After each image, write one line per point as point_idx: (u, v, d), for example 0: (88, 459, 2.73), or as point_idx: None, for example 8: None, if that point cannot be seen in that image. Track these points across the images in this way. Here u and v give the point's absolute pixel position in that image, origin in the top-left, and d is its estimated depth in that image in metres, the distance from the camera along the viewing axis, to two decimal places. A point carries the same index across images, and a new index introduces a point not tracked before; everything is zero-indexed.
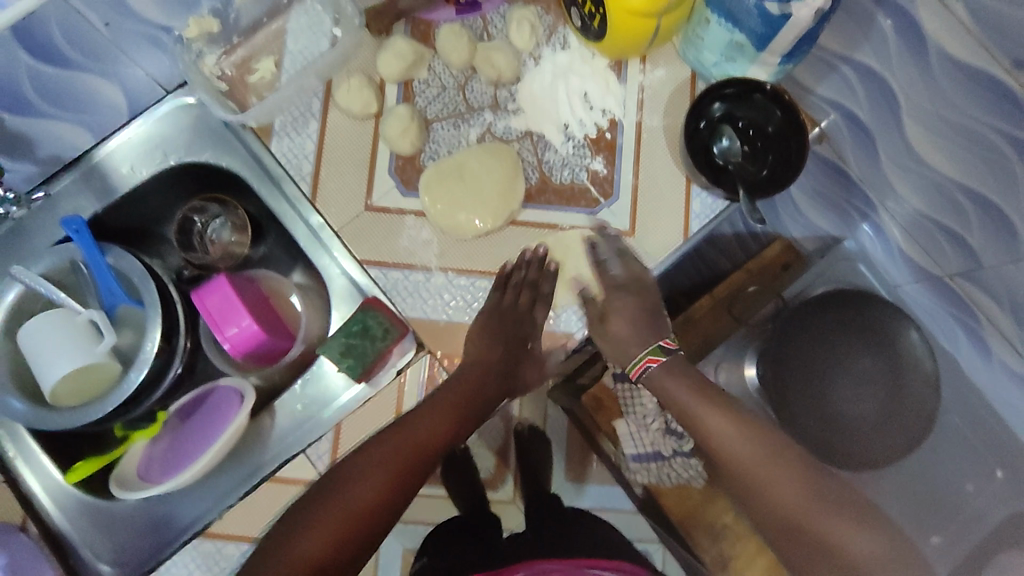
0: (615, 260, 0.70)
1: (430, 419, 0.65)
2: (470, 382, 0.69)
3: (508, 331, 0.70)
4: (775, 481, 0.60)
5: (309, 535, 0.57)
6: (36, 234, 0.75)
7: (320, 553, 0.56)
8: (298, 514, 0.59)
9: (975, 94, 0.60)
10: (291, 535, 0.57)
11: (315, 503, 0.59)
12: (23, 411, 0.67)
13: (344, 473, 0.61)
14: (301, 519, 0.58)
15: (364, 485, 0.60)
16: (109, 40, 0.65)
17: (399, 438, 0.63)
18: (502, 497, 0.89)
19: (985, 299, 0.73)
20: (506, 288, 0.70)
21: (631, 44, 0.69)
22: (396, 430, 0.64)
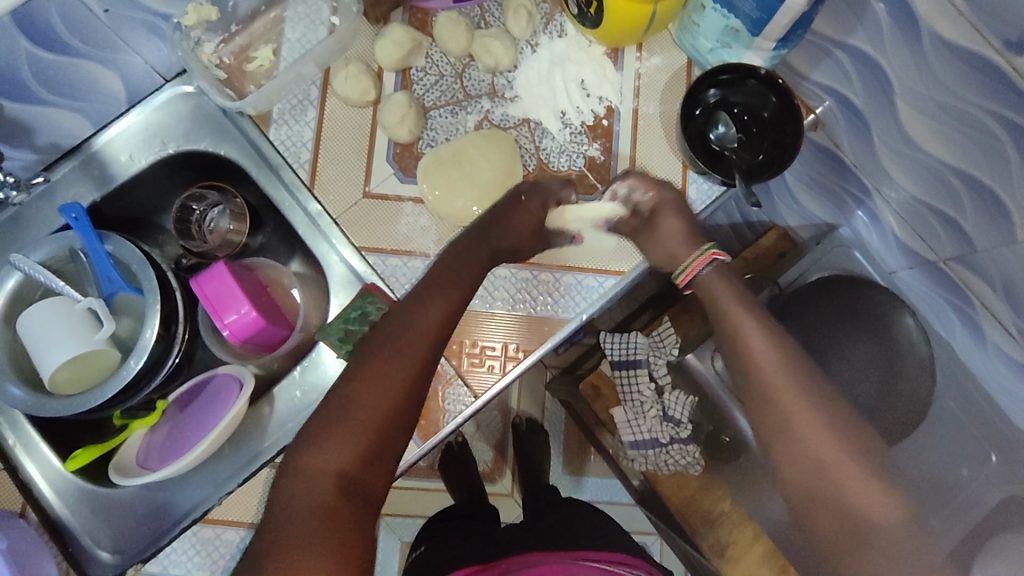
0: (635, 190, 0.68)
1: (427, 312, 0.60)
2: (461, 265, 0.64)
3: (511, 213, 0.66)
4: (835, 457, 0.58)
5: (324, 448, 0.54)
6: (35, 223, 0.75)
7: (346, 465, 0.54)
8: (313, 430, 0.56)
9: (968, 75, 0.60)
10: (308, 453, 0.55)
11: (329, 416, 0.56)
12: (22, 398, 0.67)
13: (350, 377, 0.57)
14: (318, 435, 0.55)
15: (379, 389, 0.56)
16: (106, 26, 0.66)
17: (401, 335, 0.59)
18: (502, 489, 1.05)
19: (978, 283, 0.74)
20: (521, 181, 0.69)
21: (627, 30, 0.69)
22: (397, 324, 0.59)
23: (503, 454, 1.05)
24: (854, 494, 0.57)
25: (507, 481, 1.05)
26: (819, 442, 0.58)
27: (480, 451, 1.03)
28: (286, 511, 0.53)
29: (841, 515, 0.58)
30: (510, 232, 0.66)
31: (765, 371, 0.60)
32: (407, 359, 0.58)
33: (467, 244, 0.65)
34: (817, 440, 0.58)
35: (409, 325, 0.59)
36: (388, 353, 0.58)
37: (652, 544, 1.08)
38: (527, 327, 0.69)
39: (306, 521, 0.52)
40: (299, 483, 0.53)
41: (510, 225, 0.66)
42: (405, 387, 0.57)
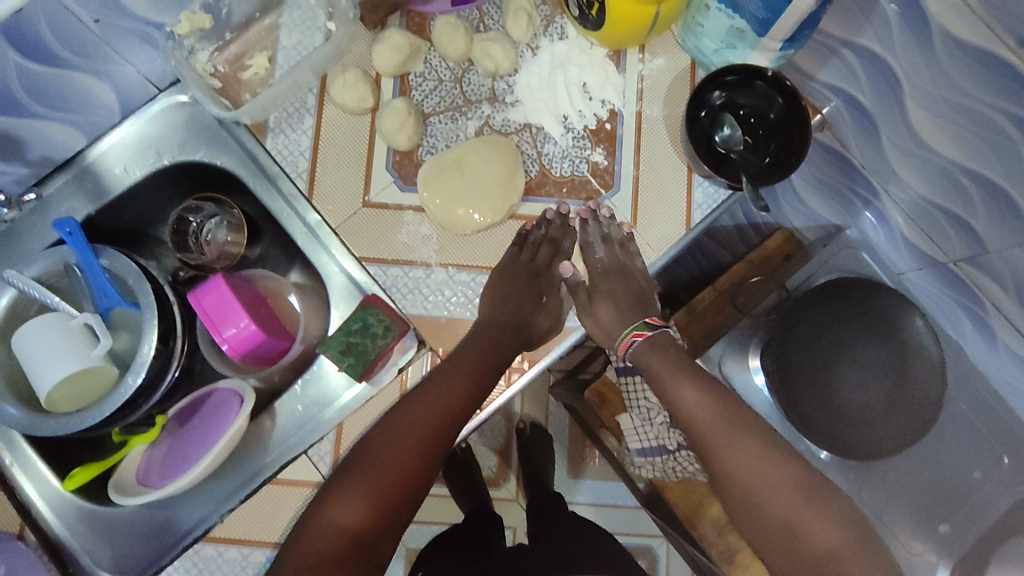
0: (605, 240, 0.70)
1: (451, 380, 0.64)
2: (468, 363, 0.65)
3: (521, 279, 0.71)
4: (765, 483, 0.58)
5: (338, 506, 0.58)
6: (30, 237, 0.73)
7: (360, 518, 0.58)
8: (330, 487, 0.60)
9: (980, 75, 0.59)
10: (327, 508, 0.58)
11: (347, 476, 0.60)
12: (18, 417, 0.66)
13: (373, 440, 0.61)
14: (334, 493, 0.59)
15: (390, 457, 0.60)
16: (98, 36, 0.64)
17: (416, 411, 0.62)
18: (505, 494, 1.00)
19: (989, 283, 0.72)
20: (524, 247, 0.71)
21: (630, 32, 0.68)
22: (415, 405, 0.63)
23: (508, 459, 0.97)
24: (789, 519, 0.56)
25: (512, 486, 1.00)
26: (750, 478, 0.58)
27: (485, 457, 0.94)
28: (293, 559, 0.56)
29: (798, 554, 0.56)
30: (519, 300, 0.70)
31: (689, 415, 0.62)
32: (411, 438, 0.61)
33: (491, 327, 0.67)
34: (747, 475, 0.58)
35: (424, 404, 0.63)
36: (407, 417, 0.62)
37: (657, 547, 1.06)
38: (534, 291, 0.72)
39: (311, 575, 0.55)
40: (311, 535, 0.57)
41: (522, 297, 0.70)
42: (419, 453, 0.61)
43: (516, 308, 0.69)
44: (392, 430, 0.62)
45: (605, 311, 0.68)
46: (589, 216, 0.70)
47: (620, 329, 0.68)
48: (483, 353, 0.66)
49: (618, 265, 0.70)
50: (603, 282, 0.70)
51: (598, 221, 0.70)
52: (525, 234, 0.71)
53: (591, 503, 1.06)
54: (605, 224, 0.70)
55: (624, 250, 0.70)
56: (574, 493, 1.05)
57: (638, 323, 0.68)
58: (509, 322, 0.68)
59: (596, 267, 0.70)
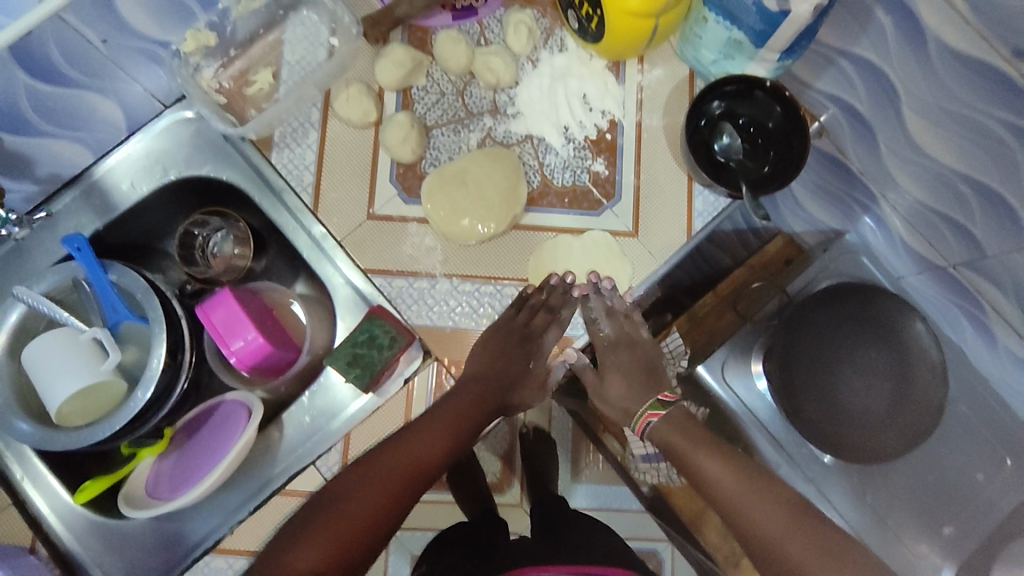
0: (611, 315, 0.71)
1: (428, 436, 0.62)
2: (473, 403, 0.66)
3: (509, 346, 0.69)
4: (788, 534, 0.55)
5: (302, 547, 0.52)
6: (39, 254, 0.74)
7: (322, 558, 0.52)
8: (293, 530, 0.54)
9: (976, 84, 0.59)
10: (282, 552, 0.52)
11: (311, 519, 0.55)
12: (29, 432, 0.66)
13: (341, 485, 0.57)
14: (296, 536, 0.53)
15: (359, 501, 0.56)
16: (105, 56, 0.64)
17: (404, 451, 0.61)
18: (509, 500, 0.94)
19: (988, 287, 0.73)
20: (523, 313, 0.69)
21: (629, 44, 0.69)
22: (389, 446, 0.61)
23: (512, 462, 0.93)
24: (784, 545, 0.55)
25: (516, 492, 0.93)
26: (773, 532, 0.56)
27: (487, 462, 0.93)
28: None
29: None
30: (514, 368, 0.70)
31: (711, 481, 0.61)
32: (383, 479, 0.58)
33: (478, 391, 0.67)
34: (769, 528, 0.56)
35: (404, 448, 0.61)
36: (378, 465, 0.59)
37: (662, 550, 0.97)
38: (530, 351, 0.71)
39: None
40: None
41: (512, 359, 0.69)
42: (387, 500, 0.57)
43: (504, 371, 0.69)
44: (361, 478, 0.58)
45: (614, 384, 0.72)
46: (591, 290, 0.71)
47: (638, 406, 0.69)
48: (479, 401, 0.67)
49: (626, 337, 0.72)
50: (611, 356, 0.72)
51: (599, 294, 0.70)
52: (525, 296, 0.70)
53: (595, 507, 0.96)
54: (606, 294, 0.70)
55: (629, 322, 0.72)
56: (574, 497, 0.96)
57: (652, 402, 0.69)
58: (493, 382, 0.68)
59: (603, 341, 0.71)
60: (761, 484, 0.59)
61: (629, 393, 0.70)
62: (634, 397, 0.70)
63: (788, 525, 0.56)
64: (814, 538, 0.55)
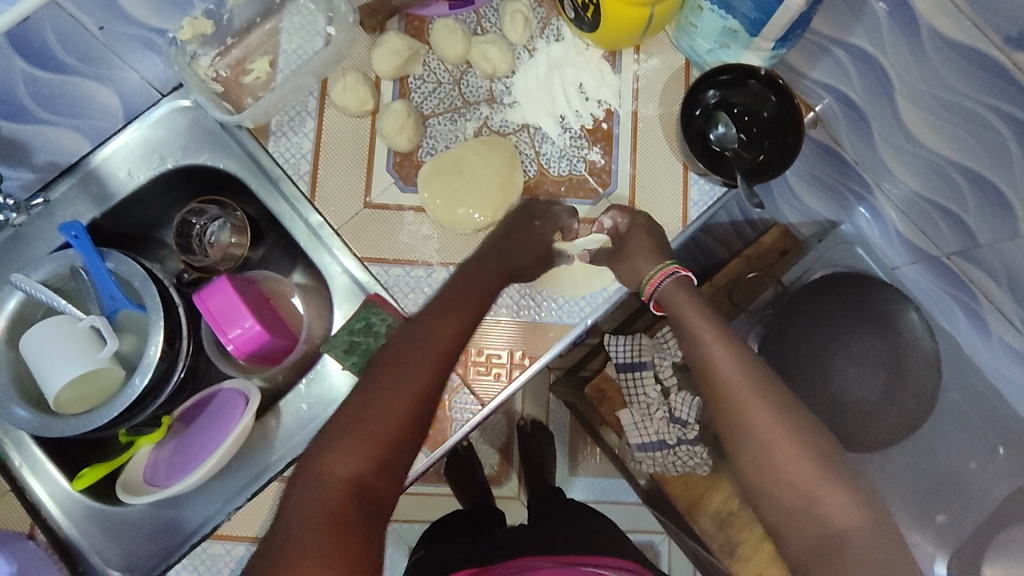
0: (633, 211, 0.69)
1: (455, 316, 0.58)
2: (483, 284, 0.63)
3: (517, 217, 0.68)
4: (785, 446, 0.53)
5: (340, 452, 0.51)
6: (36, 242, 0.74)
7: (362, 466, 0.51)
8: (324, 434, 0.53)
9: (968, 71, 0.60)
10: (323, 455, 0.52)
11: (341, 422, 0.53)
12: (27, 418, 0.67)
13: (371, 379, 0.54)
14: (329, 439, 0.52)
15: (396, 395, 0.53)
16: (102, 43, 0.65)
17: (420, 347, 0.55)
18: (508, 492, 1.04)
19: (981, 276, 0.73)
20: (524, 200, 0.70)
21: (624, 34, 0.69)
22: (417, 334, 0.56)
23: (509, 457, 1.04)
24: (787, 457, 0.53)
25: (513, 483, 1.04)
26: (772, 440, 0.54)
27: (486, 455, 1.02)
28: (295, 535, 0.48)
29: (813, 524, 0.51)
30: (523, 245, 0.66)
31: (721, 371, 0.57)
32: (420, 369, 0.54)
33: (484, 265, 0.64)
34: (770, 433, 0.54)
35: (433, 328, 0.57)
36: (407, 355, 0.55)
37: (659, 543, 1.08)
38: (526, 333, 0.69)
39: (316, 527, 0.48)
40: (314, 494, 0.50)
41: (518, 233, 0.67)
42: (433, 384, 0.55)
43: (514, 243, 0.66)
44: (394, 367, 0.54)
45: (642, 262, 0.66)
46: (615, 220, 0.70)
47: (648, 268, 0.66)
48: (490, 277, 0.64)
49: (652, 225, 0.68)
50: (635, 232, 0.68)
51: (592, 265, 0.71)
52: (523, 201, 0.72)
53: (591, 499, 1.07)
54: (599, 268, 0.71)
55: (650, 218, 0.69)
56: (571, 488, 1.05)
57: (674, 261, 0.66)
58: (499, 256, 0.65)
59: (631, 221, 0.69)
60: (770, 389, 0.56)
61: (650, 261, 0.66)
62: (650, 259, 0.66)
63: (816, 475, 0.52)
64: (844, 487, 0.52)
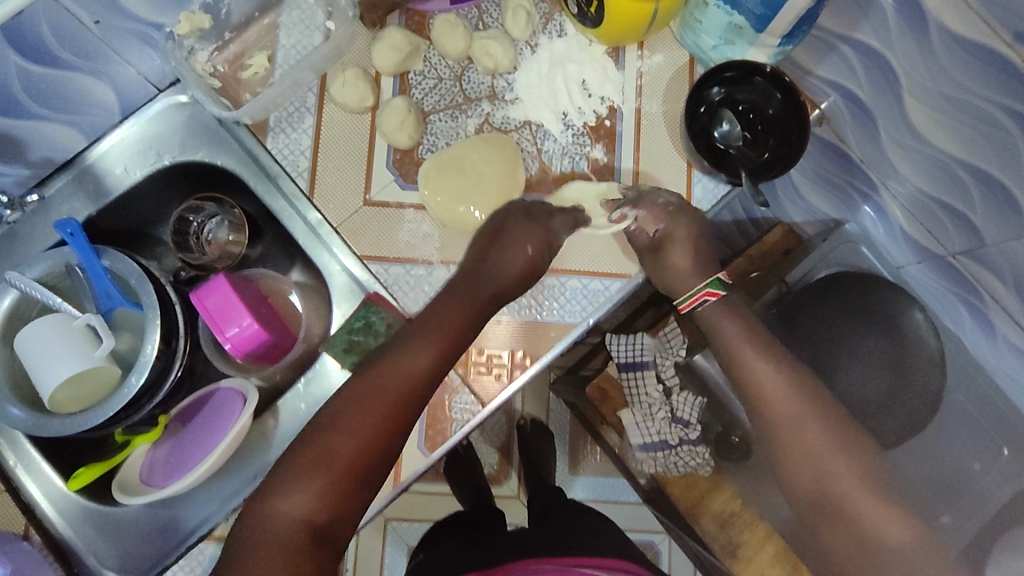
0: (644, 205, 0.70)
1: (415, 351, 0.59)
2: (457, 309, 0.61)
3: (504, 231, 0.65)
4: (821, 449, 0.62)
5: (291, 490, 0.53)
6: (31, 239, 0.73)
7: (312, 504, 0.53)
8: (280, 470, 0.55)
9: (977, 69, 0.59)
10: (275, 492, 0.54)
11: (295, 459, 0.55)
12: (21, 418, 0.66)
13: (325, 417, 0.56)
14: (283, 476, 0.54)
15: (347, 434, 0.55)
16: (97, 37, 0.64)
17: (380, 380, 0.57)
18: (508, 492, 1.01)
19: (987, 276, 0.73)
20: (526, 204, 0.67)
21: (629, 29, 0.68)
22: (372, 372, 0.58)
23: (509, 456, 1.01)
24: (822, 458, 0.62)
25: (513, 483, 1.01)
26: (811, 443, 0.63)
27: (486, 454, 0.99)
28: (250, 564, 0.51)
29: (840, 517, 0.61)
30: (505, 265, 0.63)
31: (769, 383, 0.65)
32: (372, 408, 0.56)
33: (462, 292, 0.62)
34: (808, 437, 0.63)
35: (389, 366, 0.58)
36: (359, 395, 0.56)
37: (659, 543, 1.07)
38: (525, 333, 0.68)
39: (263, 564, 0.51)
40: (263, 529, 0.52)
41: (501, 250, 0.64)
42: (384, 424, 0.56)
43: (498, 263, 0.63)
44: (346, 406, 0.56)
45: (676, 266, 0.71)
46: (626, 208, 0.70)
47: (694, 284, 0.71)
48: (464, 301, 0.62)
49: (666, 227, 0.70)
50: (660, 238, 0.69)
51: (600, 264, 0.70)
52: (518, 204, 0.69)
53: (592, 498, 1.05)
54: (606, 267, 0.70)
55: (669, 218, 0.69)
56: (573, 488, 1.03)
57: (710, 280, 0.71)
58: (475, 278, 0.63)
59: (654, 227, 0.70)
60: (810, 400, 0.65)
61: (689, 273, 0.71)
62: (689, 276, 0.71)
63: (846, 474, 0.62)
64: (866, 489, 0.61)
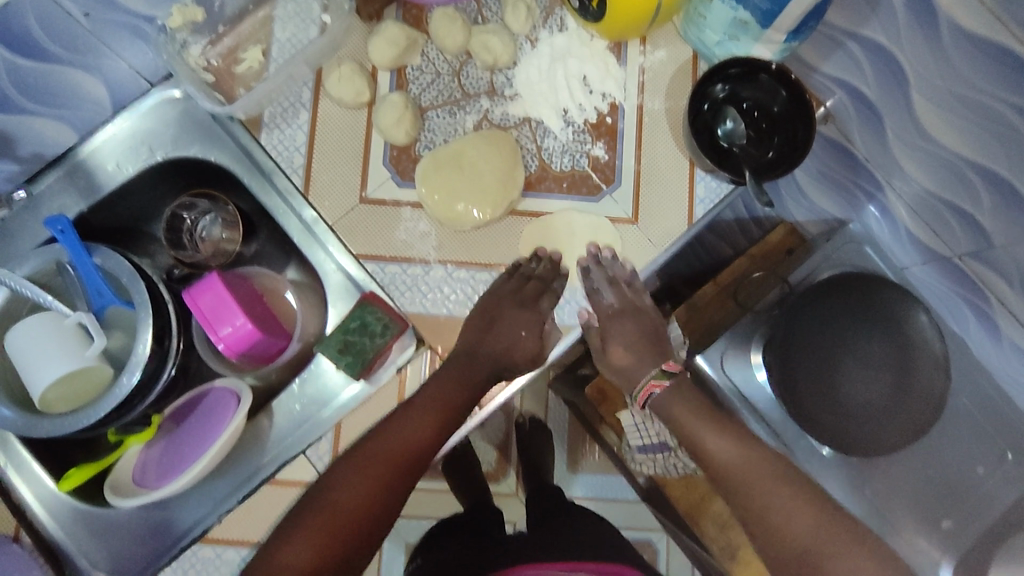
0: (611, 283, 0.69)
1: (414, 422, 0.63)
2: (455, 377, 0.65)
3: (498, 307, 0.67)
4: (778, 501, 0.59)
5: (294, 545, 0.55)
6: (21, 236, 0.72)
7: (312, 559, 0.54)
8: (281, 529, 0.57)
9: (988, 67, 0.57)
10: (277, 546, 0.56)
11: (300, 518, 0.57)
12: (11, 418, 0.65)
13: (327, 480, 0.59)
14: (285, 534, 0.56)
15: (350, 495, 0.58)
16: (87, 30, 0.62)
17: (381, 448, 0.61)
18: (505, 489, 0.97)
19: (993, 278, 0.71)
20: (514, 280, 0.68)
21: (631, 25, 0.67)
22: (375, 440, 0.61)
23: (507, 453, 0.97)
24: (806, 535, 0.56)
25: (512, 480, 0.98)
26: (767, 503, 0.59)
27: (485, 451, 0.95)
28: None
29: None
30: (508, 338, 0.67)
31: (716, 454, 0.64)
32: (378, 471, 0.59)
33: (464, 357, 0.66)
34: (772, 503, 0.59)
35: (389, 436, 0.62)
36: (363, 462, 0.60)
37: (658, 542, 1.03)
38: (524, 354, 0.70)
39: None
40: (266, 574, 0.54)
41: (502, 327, 0.67)
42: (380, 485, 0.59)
43: (500, 341, 0.67)
44: (349, 471, 0.59)
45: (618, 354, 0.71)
46: (590, 262, 0.69)
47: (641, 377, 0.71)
48: (465, 374, 0.66)
49: (627, 307, 0.70)
50: (615, 326, 0.70)
51: (599, 265, 0.69)
52: (517, 265, 0.68)
53: (591, 497, 1.01)
54: (607, 270, 0.69)
55: (630, 291, 0.70)
56: (573, 488, 1.00)
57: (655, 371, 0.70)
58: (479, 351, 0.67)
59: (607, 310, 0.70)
60: (761, 459, 0.62)
61: (633, 357, 0.71)
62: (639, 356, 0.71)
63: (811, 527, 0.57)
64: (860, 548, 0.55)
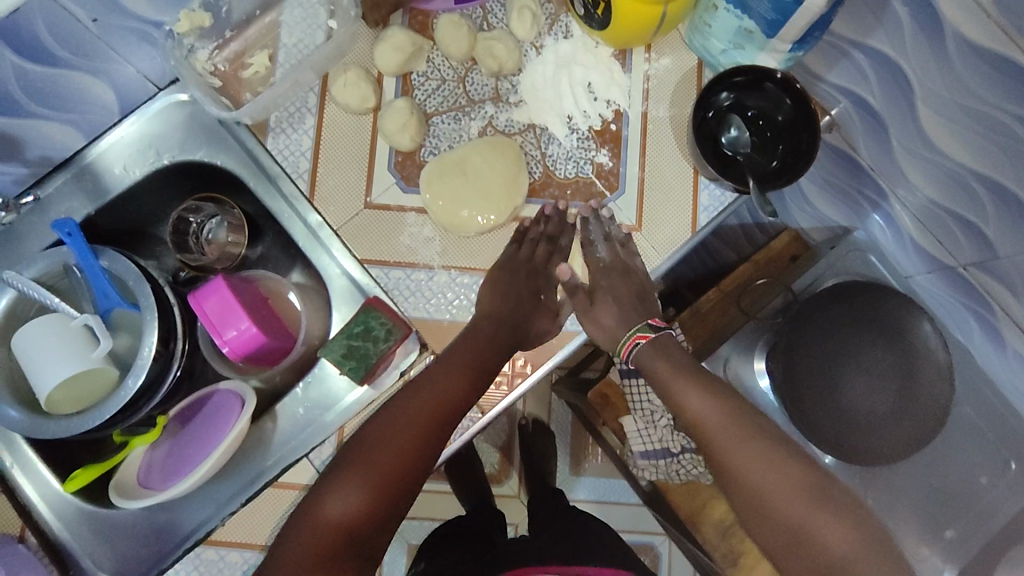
0: (606, 239, 0.70)
1: (448, 377, 0.62)
2: (477, 336, 0.65)
3: (518, 271, 0.69)
4: (763, 475, 0.56)
5: (333, 498, 0.56)
6: (29, 238, 0.73)
7: (350, 514, 0.55)
8: (324, 481, 0.57)
9: (993, 79, 0.57)
10: (318, 501, 0.56)
11: (341, 468, 0.58)
12: (19, 419, 0.65)
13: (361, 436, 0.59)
14: (327, 485, 0.57)
15: (384, 451, 0.58)
16: (96, 35, 0.63)
17: (414, 403, 0.60)
18: (508, 491, 1.01)
19: (998, 288, 0.71)
20: (523, 245, 0.70)
21: (636, 33, 0.67)
22: (409, 397, 0.61)
23: (510, 456, 0.99)
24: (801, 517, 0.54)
25: (513, 482, 1.01)
26: (760, 480, 0.56)
27: (487, 453, 0.96)
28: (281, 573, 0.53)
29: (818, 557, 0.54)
30: (524, 302, 0.68)
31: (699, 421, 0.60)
32: (416, 423, 0.59)
33: (487, 323, 0.66)
34: (763, 483, 0.56)
35: (425, 390, 0.61)
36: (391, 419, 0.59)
37: (659, 545, 1.06)
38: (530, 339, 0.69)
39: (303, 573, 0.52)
40: (305, 531, 0.55)
41: (521, 294, 0.68)
42: (420, 438, 0.59)
43: (516, 304, 0.67)
44: (384, 428, 0.59)
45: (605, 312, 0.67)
46: (590, 214, 0.70)
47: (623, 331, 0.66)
48: (489, 335, 0.65)
49: (621, 263, 0.69)
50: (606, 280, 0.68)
51: (598, 219, 0.70)
52: (524, 230, 0.70)
53: (593, 500, 1.04)
54: (605, 223, 0.70)
55: (625, 250, 0.69)
56: (574, 490, 1.03)
57: (639, 325, 0.66)
58: (506, 316, 0.66)
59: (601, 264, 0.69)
60: (749, 427, 0.59)
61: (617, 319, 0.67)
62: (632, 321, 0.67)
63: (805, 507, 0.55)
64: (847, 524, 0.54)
